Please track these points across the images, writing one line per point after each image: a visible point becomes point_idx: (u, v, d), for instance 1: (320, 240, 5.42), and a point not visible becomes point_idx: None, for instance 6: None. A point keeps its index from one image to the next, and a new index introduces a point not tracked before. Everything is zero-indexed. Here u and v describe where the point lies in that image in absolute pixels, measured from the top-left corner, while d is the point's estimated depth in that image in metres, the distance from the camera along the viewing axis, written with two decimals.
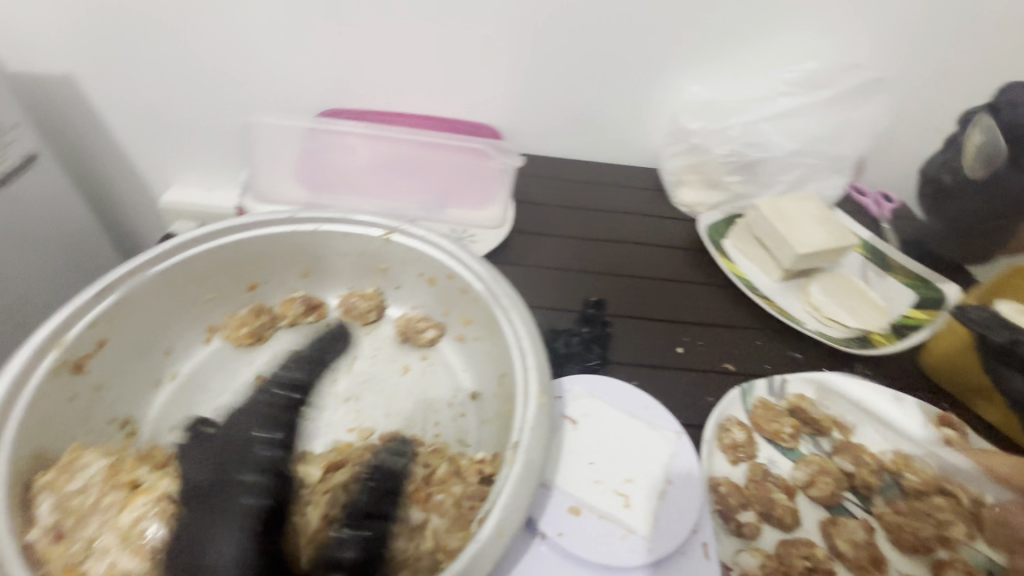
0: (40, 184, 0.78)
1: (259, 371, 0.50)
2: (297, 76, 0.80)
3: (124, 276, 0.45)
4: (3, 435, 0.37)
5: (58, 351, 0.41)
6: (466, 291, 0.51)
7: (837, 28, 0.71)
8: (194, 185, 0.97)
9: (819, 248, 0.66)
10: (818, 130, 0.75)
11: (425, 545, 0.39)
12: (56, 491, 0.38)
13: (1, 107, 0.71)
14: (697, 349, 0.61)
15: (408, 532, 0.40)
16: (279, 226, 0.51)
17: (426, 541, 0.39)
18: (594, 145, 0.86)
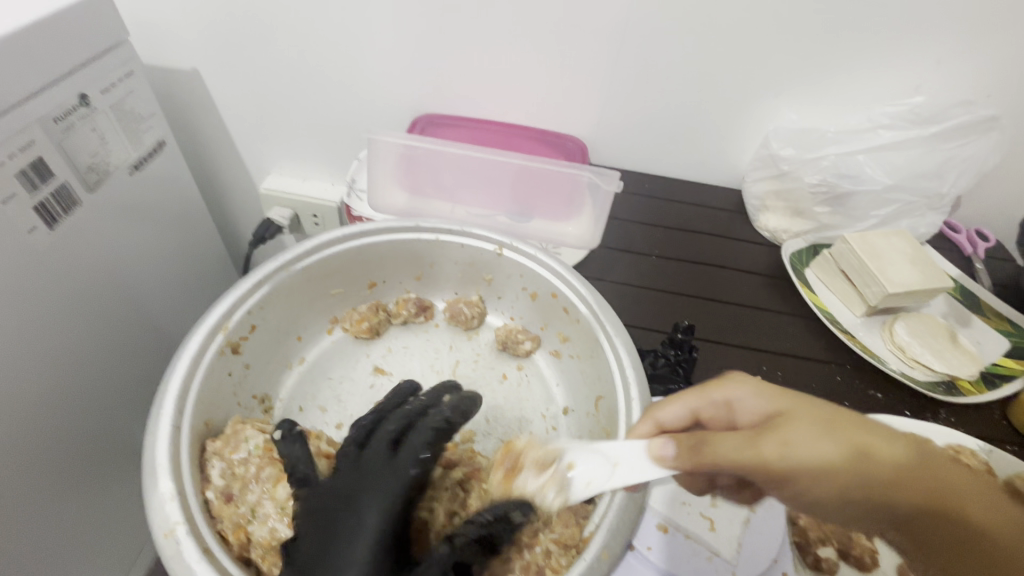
0: (165, 167, 0.86)
1: (375, 364, 0.56)
2: (399, 82, 0.85)
3: (275, 270, 0.51)
4: (187, 401, 0.42)
5: (224, 334, 0.47)
6: (569, 310, 0.55)
7: (949, 64, 0.69)
8: (290, 174, 1.04)
9: (911, 288, 0.65)
10: (918, 166, 0.73)
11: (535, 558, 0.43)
12: (225, 458, 0.42)
13: (142, 99, 0.79)
14: (775, 380, 0.62)
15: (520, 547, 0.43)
16: (403, 233, 0.57)
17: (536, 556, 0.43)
18: (678, 163, 0.87)
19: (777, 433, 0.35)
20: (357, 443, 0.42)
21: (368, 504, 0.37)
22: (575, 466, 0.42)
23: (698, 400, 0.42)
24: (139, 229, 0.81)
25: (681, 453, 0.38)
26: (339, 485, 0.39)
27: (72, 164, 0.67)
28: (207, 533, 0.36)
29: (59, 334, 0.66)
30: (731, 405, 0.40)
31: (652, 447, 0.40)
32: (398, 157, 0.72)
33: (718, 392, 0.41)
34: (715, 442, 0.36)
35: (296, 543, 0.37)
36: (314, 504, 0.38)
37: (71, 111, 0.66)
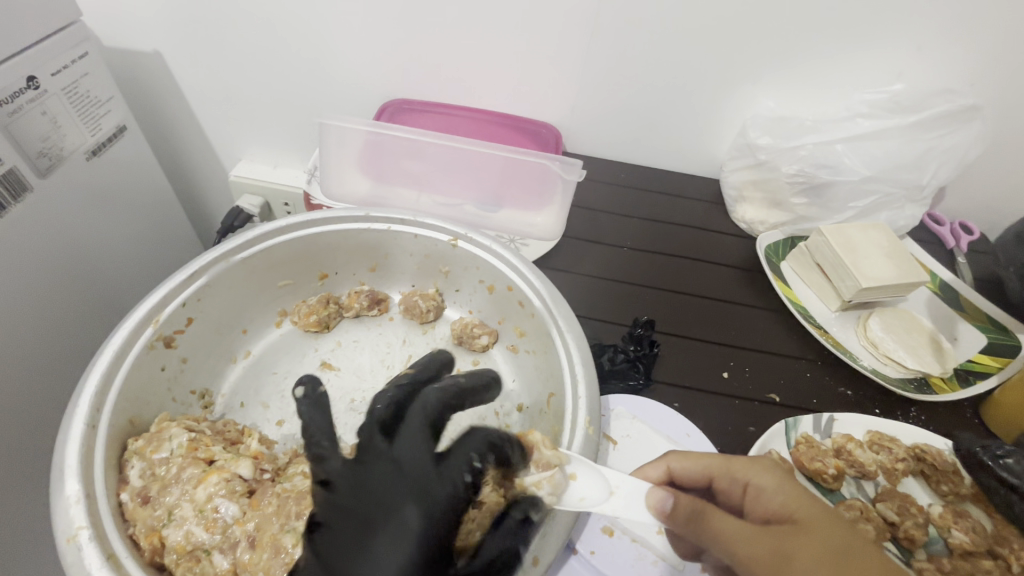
0: (126, 153, 0.83)
1: (323, 359, 0.54)
2: (367, 66, 0.82)
3: (214, 261, 0.49)
4: (107, 399, 0.40)
5: (154, 328, 0.45)
6: (524, 304, 0.53)
7: (932, 49, 0.67)
8: (261, 161, 1.01)
9: (885, 282, 0.63)
10: (899, 156, 0.70)
11: None
12: (145, 457, 0.40)
13: (99, 82, 0.76)
14: (741, 376, 0.61)
15: None
16: (354, 223, 0.55)
17: None
18: (655, 152, 0.85)
19: (780, 540, 0.36)
20: (382, 425, 0.40)
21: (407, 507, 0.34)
22: (579, 477, 0.40)
23: (721, 469, 0.42)
24: (99, 218, 0.78)
25: (682, 506, 0.38)
26: (422, 468, 0.37)
27: (20, 150, 0.64)
28: (115, 539, 0.35)
29: (9, 328, 0.63)
30: (749, 488, 0.41)
31: (652, 494, 0.39)
32: (359, 143, 0.70)
33: (743, 471, 0.41)
34: (717, 518, 0.37)
35: (399, 517, 0.34)
36: (416, 482, 0.36)
37: (18, 94, 0.63)
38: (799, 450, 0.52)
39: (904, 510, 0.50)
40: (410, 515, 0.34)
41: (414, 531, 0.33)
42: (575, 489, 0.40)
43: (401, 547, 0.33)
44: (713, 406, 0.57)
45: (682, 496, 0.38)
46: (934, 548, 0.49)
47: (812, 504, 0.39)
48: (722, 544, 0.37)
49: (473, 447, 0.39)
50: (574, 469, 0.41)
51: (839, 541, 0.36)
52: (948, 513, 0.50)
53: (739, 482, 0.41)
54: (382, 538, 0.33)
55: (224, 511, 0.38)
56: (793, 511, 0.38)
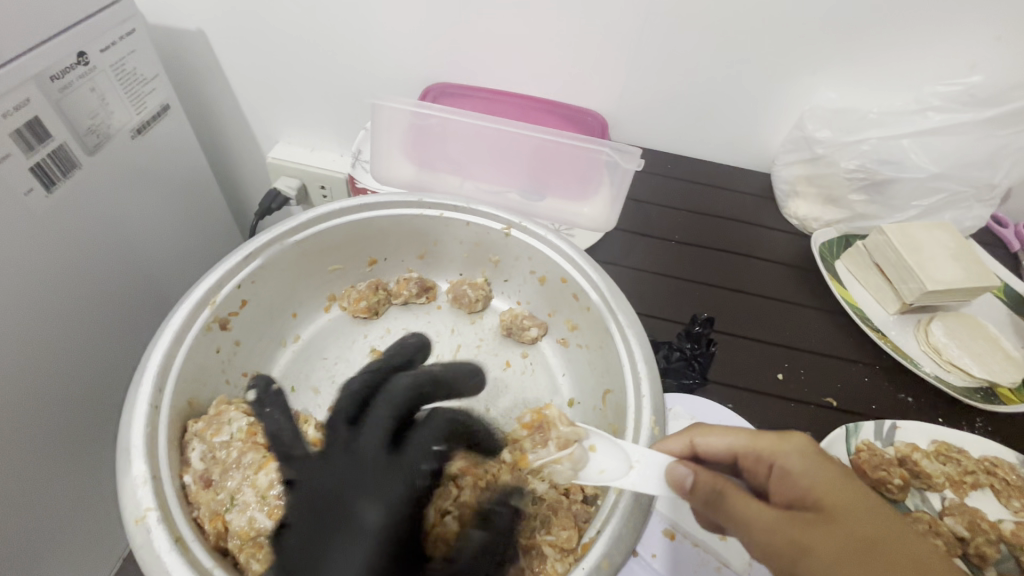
0: (170, 133, 0.83)
1: (373, 345, 0.53)
2: (411, 48, 0.80)
3: (269, 242, 0.48)
4: (167, 378, 0.40)
5: (210, 309, 0.44)
6: (580, 297, 0.52)
7: (1016, 41, 0.63)
8: (299, 144, 1.01)
9: (952, 286, 0.60)
10: (967, 155, 0.68)
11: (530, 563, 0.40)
12: (206, 440, 0.40)
13: (145, 60, 0.75)
14: (797, 379, 0.59)
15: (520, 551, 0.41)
16: (406, 209, 0.54)
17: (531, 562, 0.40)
18: (703, 144, 0.82)
19: (806, 531, 0.32)
20: (347, 415, 0.42)
21: (367, 503, 0.36)
22: (599, 451, 0.41)
23: (746, 446, 0.38)
24: (142, 198, 0.78)
25: (701, 485, 0.36)
26: (376, 463, 0.38)
27: (70, 126, 0.64)
28: (180, 521, 0.35)
29: (58, 305, 0.64)
30: (775, 470, 0.37)
31: (670, 469, 0.38)
32: (406, 126, 0.68)
33: (770, 449, 0.37)
34: (736, 502, 0.34)
35: (356, 515, 0.36)
36: (368, 478, 0.37)
37: (69, 69, 0.62)
38: (861, 458, 0.50)
39: (975, 525, 0.48)
40: (368, 508, 0.36)
41: (372, 533, 0.35)
42: (596, 461, 0.41)
43: (363, 544, 0.35)
44: (768, 408, 0.56)
45: (701, 475, 0.36)
46: (1006, 566, 0.47)
47: (847, 487, 0.34)
48: (740, 526, 0.34)
49: (428, 446, 0.40)
50: (593, 442, 0.42)
51: (875, 529, 0.32)
52: (1020, 530, 0.48)
53: (765, 461, 0.37)
54: (345, 535, 0.35)
55: (285, 498, 0.38)
56: (820, 496, 0.34)
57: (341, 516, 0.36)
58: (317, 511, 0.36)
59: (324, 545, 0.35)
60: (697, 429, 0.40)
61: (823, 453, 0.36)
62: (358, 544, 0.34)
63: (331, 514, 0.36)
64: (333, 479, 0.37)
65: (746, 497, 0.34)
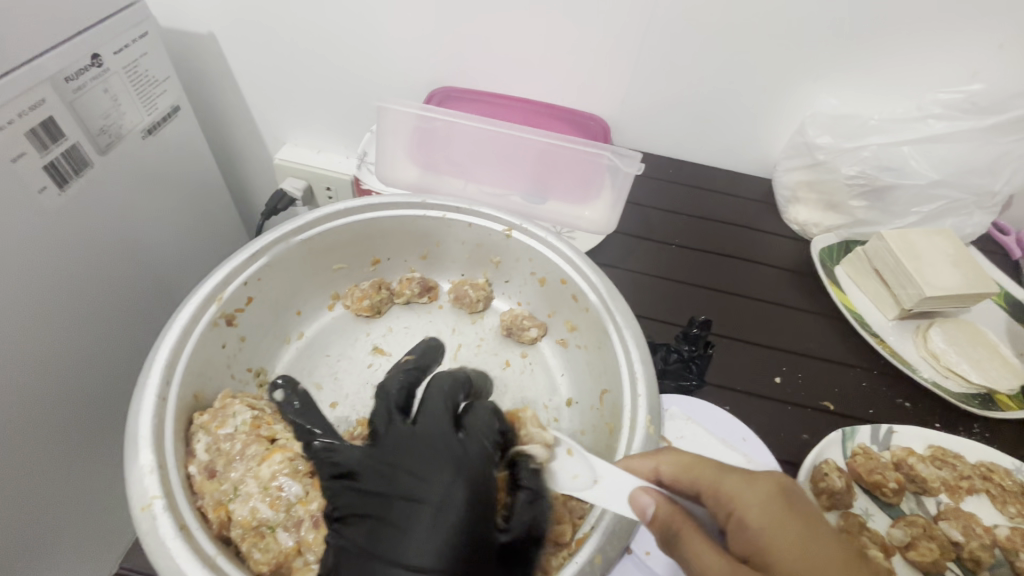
0: (180, 134, 0.84)
1: (375, 343, 0.54)
2: (416, 52, 0.82)
3: (275, 241, 0.50)
4: (175, 372, 0.41)
5: (217, 305, 0.45)
6: (579, 298, 0.52)
7: (1015, 50, 0.63)
8: (306, 145, 1.02)
9: (951, 292, 0.60)
10: (968, 162, 0.68)
11: None
12: (211, 432, 0.41)
13: (156, 63, 0.77)
14: (795, 382, 0.59)
15: None
16: (409, 209, 0.55)
17: None
18: (705, 149, 0.83)
19: None
20: (398, 405, 0.42)
21: (444, 474, 0.36)
22: (572, 457, 0.41)
23: (707, 483, 0.37)
24: (152, 197, 0.80)
25: (661, 520, 0.36)
26: (447, 437, 0.38)
27: (83, 126, 0.65)
28: (185, 509, 0.36)
29: (68, 301, 0.65)
30: (733, 515, 0.35)
31: (635, 495, 0.38)
32: (410, 128, 0.70)
33: (730, 492, 0.36)
34: (693, 544, 0.35)
35: (438, 488, 0.35)
36: (441, 449, 0.37)
37: (83, 71, 0.64)
38: (857, 461, 0.50)
39: (970, 530, 0.48)
40: (452, 482, 0.36)
41: (458, 498, 0.35)
42: (569, 467, 0.41)
43: (449, 513, 0.35)
44: (765, 411, 0.56)
45: (663, 509, 0.36)
46: (1000, 570, 0.48)
47: (804, 546, 0.33)
48: (694, 572, 0.34)
49: (491, 427, 0.40)
50: (565, 448, 0.42)
51: None
52: (1015, 536, 0.48)
53: (724, 505, 0.36)
54: (426, 506, 0.35)
55: (286, 490, 0.38)
56: (779, 551, 0.33)
57: (421, 488, 0.36)
58: (396, 487, 0.36)
59: (407, 515, 0.35)
60: (662, 455, 0.39)
61: (786, 501, 0.35)
62: (445, 513, 0.35)
63: (410, 489, 0.36)
64: (401, 455, 0.37)
65: (702, 545, 0.34)
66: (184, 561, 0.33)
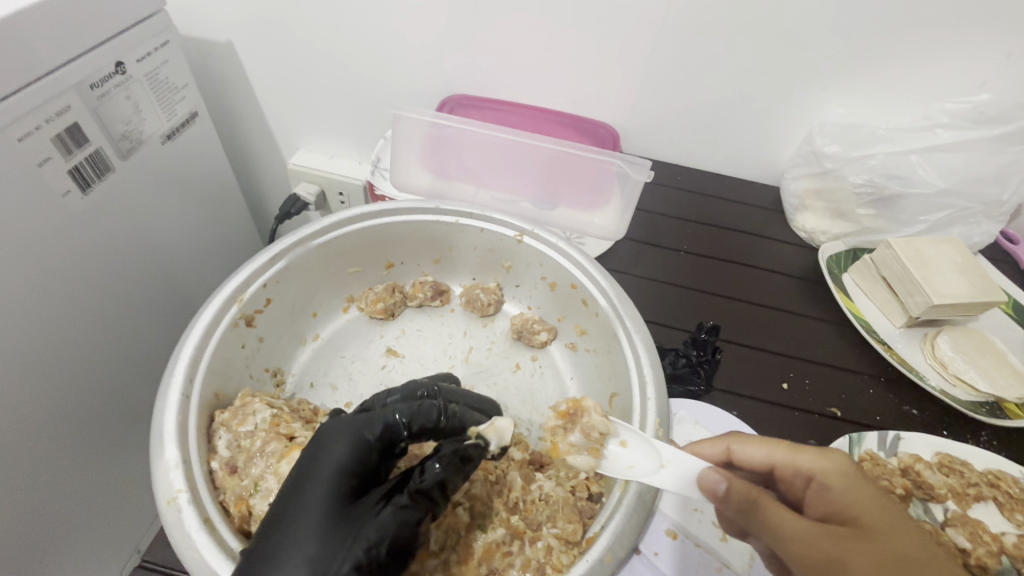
0: (197, 139, 0.86)
1: (389, 345, 0.55)
2: (429, 60, 0.83)
3: (293, 244, 0.51)
4: (198, 371, 0.42)
5: (238, 306, 0.47)
6: (589, 303, 0.53)
7: (1022, 61, 0.64)
8: (319, 151, 1.04)
9: (959, 301, 0.60)
10: (975, 171, 0.69)
11: (537, 554, 0.41)
12: (232, 429, 0.42)
13: (176, 70, 0.79)
14: (802, 388, 0.59)
15: (526, 541, 0.42)
16: (423, 214, 0.56)
17: (537, 553, 0.41)
18: (713, 156, 0.83)
19: (845, 540, 0.35)
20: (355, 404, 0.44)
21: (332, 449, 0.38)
22: (628, 446, 0.43)
23: (785, 457, 0.42)
24: (169, 200, 0.81)
25: (738, 491, 0.38)
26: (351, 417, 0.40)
27: (106, 131, 0.67)
28: (208, 502, 0.37)
29: (86, 302, 0.66)
30: (813, 483, 0.40)
31: (703, 476, 0.40)
32: (424, 135, 0.71)
33: (809, 462, 0.41)
34: (774, 511, 0.37)
35: (322, 453, 0.38)
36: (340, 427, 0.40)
37: (107, 78, 0.66)
38: (864, 467, 0.51)
39: (976, 537, 0.49)
40: (341, 445, 0.38)
41: (334, 471, 0.37)
42: (624, 457, 0.43)
43: (322, 485, 0.36)
44: (773, 415, 0.57)
45: (736, 483, 0.39)
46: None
47: (882, 507, 0.38)
48: (774, 534, 0.37)
49: (400, 409, 0.41)
50: (624, 438, 0.43)
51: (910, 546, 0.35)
52: (1022, 544, 0.49)
53: (803, 474, 0.41)
54: (312, 480, 0.37)
55: None
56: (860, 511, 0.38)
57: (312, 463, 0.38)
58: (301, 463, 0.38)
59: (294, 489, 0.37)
60: (735, 437, 0.44)
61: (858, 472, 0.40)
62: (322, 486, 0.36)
63: (306, 463, 0.38)
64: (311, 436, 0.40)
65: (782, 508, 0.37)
66: (209, 553, 0.34)
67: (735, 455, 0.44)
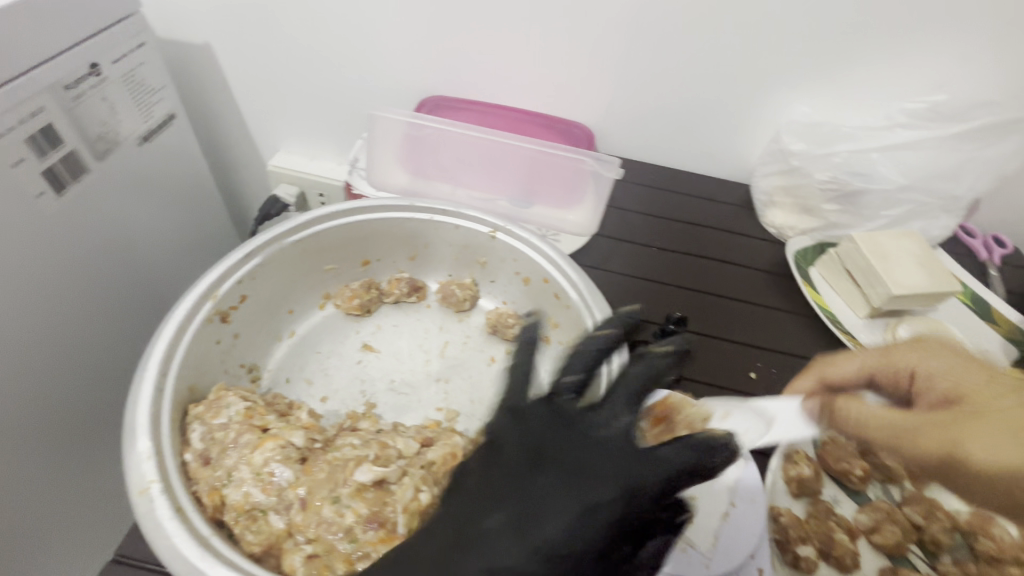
0: (175, 141, 0.86)
1: (364, 341, 0.56)
2: (407, 62, 0.84)
3: (268, 241, 0.52)
4: (172, 364, 0.43)
5: (212, 302, 0.47)
6: (561, 296, 0.55)
7: (973, 63, 0.67)
8: (298, 152, 1.04)
9: (916, 291, 0.63)
10: (931, 167, 0.71)
11: None
12: (206, 422, 0.43)
13: (153, 72, 0.78)
14: (769, 377, 0.62)
15: None
16: (398, 212, 0.57)
17: None
18: (685, 155, 0.86)
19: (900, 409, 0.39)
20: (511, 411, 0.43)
21: (492, 517, 0.37)
22: (731, 419, 0.45)
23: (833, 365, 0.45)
24: (146, 202, 0.81)
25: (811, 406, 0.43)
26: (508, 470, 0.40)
27: (81, 133, 0.67)
28: (181, 493, 0.37)
29: (59, 306, 0.66)
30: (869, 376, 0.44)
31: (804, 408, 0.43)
32: (402, 136, 0.72)
33: (850, 360, 0.45)
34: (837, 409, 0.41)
35: (479, 526, 0.36)
36: (505, 480, 0.39)
37: (81, 80, 0.66)
38: (827, 450, 0.52)
39: (931, 514, 0.50)
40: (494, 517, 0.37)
41: (493, 537, 0.36)
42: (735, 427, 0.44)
43: (510, 560, 0.35)
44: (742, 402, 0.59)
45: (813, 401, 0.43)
46: (959, 553, 0.50)
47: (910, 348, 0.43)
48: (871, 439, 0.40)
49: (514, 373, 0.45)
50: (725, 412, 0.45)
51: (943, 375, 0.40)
52: (975, 520, 0.50)
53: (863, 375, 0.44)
54: (491, 538, 0.36)
55: (279, 476, 0.40)
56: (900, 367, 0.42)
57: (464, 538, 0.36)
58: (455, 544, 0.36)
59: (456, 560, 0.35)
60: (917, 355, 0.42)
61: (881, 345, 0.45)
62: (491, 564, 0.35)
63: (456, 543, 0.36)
64: (456, 516, 0.38)
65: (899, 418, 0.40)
66: (183, 540, 0.34)
67: (919, 377, 0.41)
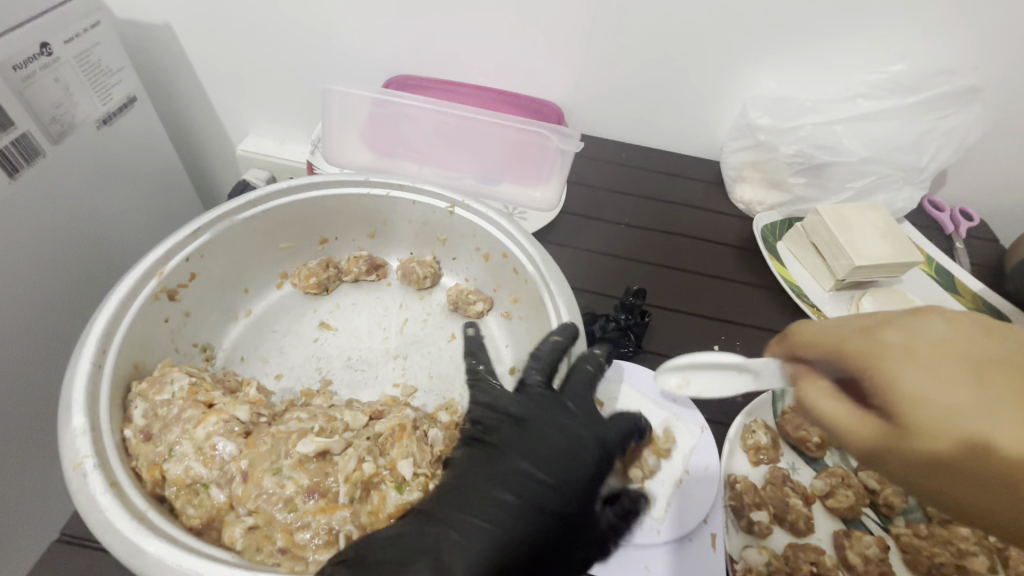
0: (136, 125, 0.83)
1: (322, 319, 0.56)
2: (371, 41, 0.83)
3: (216, 219, 0.51)
4: (112, 342, 0.43)
5: (157, 280, 0.47)
6: (519, 271, 0.55)
7: (935, 32, 0.67)
8: (268, 136, 1.03)
9: (878, 261, 0.63)
10: (894, 139, 0.71)
11: None
12: (148, 398, 0.43)
13: (110, 53, 0.75)
14: (732, 349, 0.62)
15: None
16: (352, 188, 0.56)
17: None
18: (655, 131, 0.85)
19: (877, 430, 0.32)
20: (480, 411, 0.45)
21: (464, 501, 0.38)
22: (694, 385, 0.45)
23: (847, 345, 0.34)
24: (109, 189, 0.79)
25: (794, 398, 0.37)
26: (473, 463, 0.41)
27: (33, 114, 0.63)
28: (116, 469, 0.38)
29: (34, 296, 0.65)
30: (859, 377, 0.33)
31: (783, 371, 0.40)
32: (364, 114, 0.72)
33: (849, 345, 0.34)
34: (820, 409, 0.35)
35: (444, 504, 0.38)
36: (481, 470, 0.40)
37: (31, 59, 0.62)
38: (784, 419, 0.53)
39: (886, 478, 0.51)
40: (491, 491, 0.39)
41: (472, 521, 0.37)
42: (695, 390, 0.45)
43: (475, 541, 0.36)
44: None
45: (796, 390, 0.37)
46: (913, 515, 0.51)
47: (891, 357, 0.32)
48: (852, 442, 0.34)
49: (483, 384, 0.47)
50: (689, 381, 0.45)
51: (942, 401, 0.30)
52: None
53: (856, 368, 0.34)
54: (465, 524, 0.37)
55: (220, 449, 0.41)
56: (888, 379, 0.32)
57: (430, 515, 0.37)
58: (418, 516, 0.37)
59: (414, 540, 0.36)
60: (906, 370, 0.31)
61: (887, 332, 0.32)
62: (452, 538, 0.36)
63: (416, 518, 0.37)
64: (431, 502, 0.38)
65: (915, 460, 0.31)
66: (113, 513, 0.35)
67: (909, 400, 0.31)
